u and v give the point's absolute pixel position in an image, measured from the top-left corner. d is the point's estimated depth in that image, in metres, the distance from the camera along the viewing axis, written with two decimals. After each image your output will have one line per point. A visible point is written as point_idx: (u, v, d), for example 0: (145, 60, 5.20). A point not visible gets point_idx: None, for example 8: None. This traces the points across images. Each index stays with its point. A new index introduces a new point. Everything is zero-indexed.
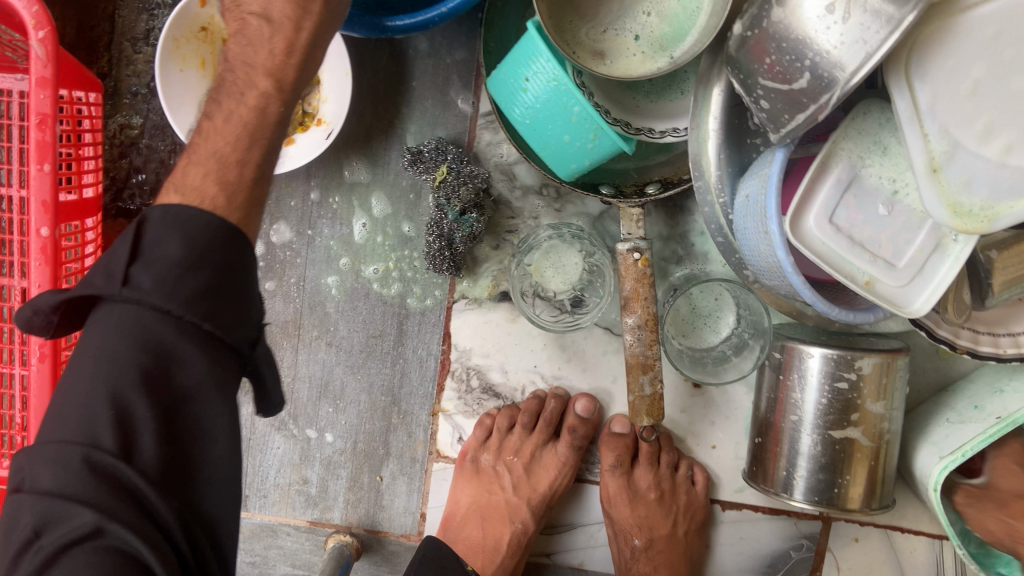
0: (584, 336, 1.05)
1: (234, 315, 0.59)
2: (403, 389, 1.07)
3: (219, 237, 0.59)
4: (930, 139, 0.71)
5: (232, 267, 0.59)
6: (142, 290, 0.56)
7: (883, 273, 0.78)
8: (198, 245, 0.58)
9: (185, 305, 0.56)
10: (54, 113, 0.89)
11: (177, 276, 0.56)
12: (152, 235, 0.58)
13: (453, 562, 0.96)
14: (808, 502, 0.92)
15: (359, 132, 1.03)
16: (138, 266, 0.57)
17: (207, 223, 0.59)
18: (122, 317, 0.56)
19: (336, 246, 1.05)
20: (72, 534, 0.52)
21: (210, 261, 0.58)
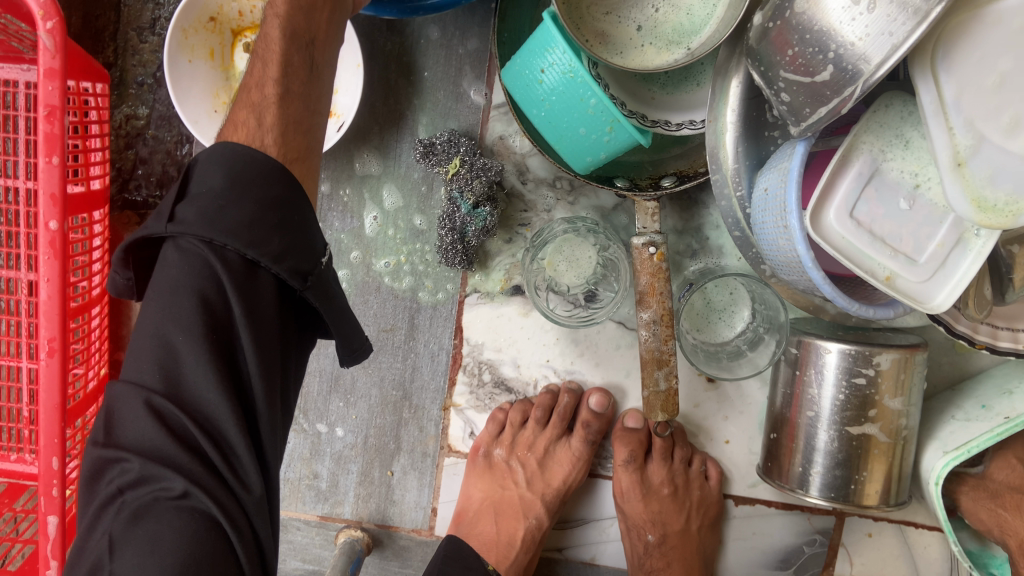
0: (598, 330, 1.04)
1: (283, 245, 0.62)
2: (414, 383, 1.07)
3: (260, 172, 0.62)
4: (954, 133, 0.69)
5: (278, 199, 0.63)
6: (186, 223, 0.60)
7: (903, 269, 0.77)
8: (238, 178, 0.62)
9: (227, 233, 0.60)
10: (63, 105, 0.88)
11: (219, 207, 0.61)
12: (198, 175, 0.63)
13: (475, 561, 0.95)
14: (824, 499, 0.92)
15: (370, 124, 1.02)
16: (183, 204, 0.62)
17: (250, 159, 0.62)
18: (178, 253, 0.62)
19: (346, 239, 1.04)
20: (160, 491, 0.61)
21: (251, 193, 0.61)
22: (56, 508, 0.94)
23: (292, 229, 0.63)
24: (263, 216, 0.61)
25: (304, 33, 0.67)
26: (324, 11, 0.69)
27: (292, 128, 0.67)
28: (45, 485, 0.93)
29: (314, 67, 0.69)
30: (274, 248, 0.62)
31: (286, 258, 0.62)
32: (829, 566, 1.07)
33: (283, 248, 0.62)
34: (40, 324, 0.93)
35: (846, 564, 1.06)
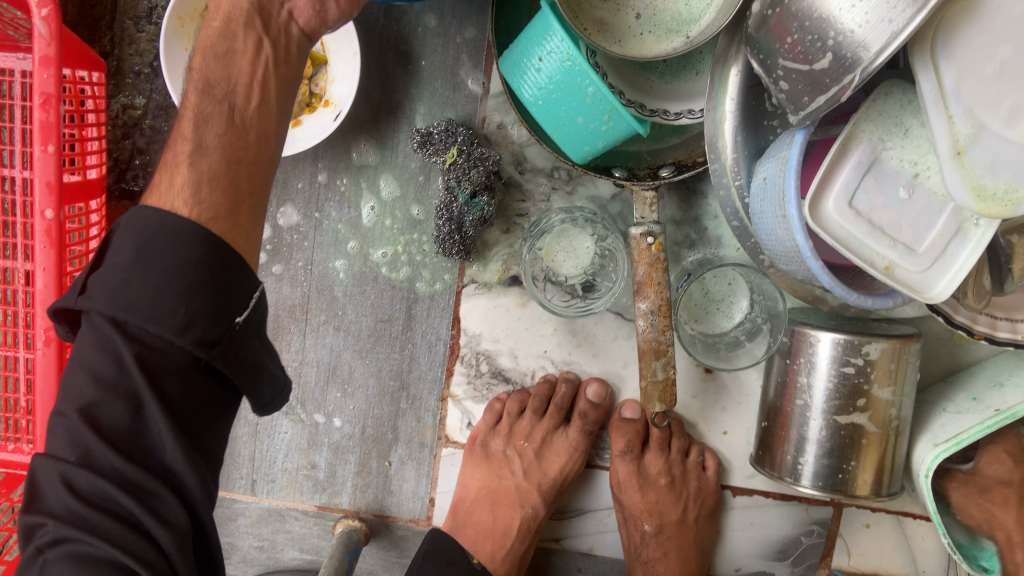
0: (595, 321, 1.04)
1: (192, 313, 0.59)
2: (412, 373, 1.06)
3: (166, 243, 0.60)
4: (954, 122, 0.69)
5: (200, 265, 0.60)
6: (92, 300, 0.59)
7: (902, 258, 0.77)
8: (153, 253, 0.60)
9: (128, 312, 0.59)
10: (59, 93, 0.88)
11: (123, 283, 0.59)
12: (111, 246, 0.61)
13: (458, 555, 0.96)
14: (815, 488, 0.91)
15: (367, 113, 1.01)
16: (94, 277, 0.61)
17: (157, 225, 0.61)
18: (90, 328, 0.61)
19: (344, 229, 1.04)
20: (78, 551, 0.59)
21: (159, 264, 0.59)
22: None
23: (211, 288, 0.60)
24: (168, 288, 0.59)
25: (220, 83, 0.68)
26: (245, 54, 0.69)
27: (203, 186, 0.64)
28: None
29: (248, 128, 0.68)
30: (192, 309, 0.59)
31: (194, 325, 0.59)
32: (826, 556, 1.07)
33: (198, 311, 0.59)
34: (37, 313, 0.93)
35: (844, 554, 1.07)
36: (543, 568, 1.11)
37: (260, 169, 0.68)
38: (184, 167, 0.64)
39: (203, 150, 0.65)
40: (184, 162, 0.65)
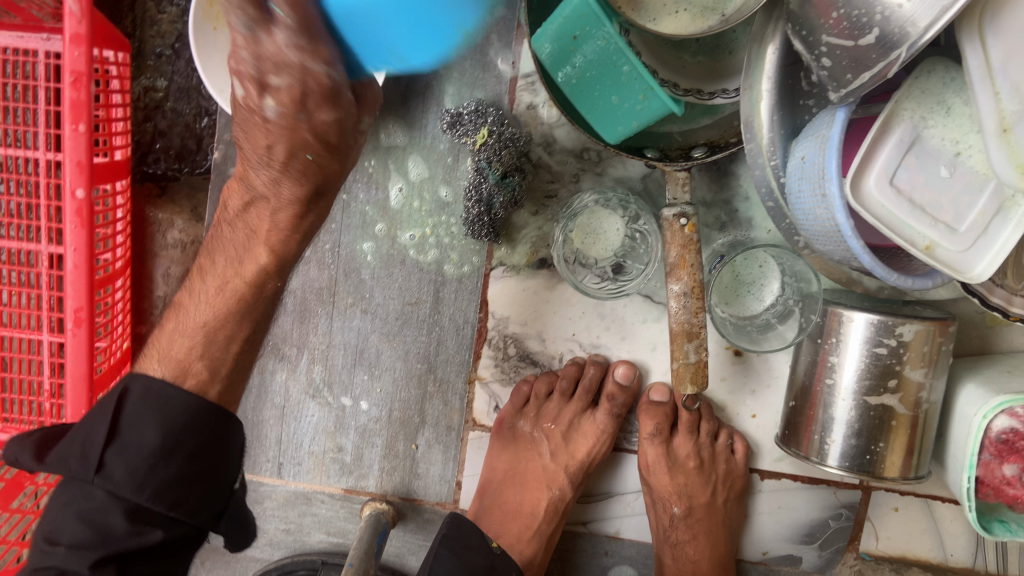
0: (624, 304, 1.03)
1: (201, 495, 0.73)
2: (439, 356, 1.06)
3: (197, 416, 0.74)
4: (1001, 98, 0.68)
5: (199, 431, 0.73)
6: (115, 478, 0.69)
7: (944, 238, 0.77)
8: (171, 424, 0.72)
9: (152, 494, 0.70)
10: (89, 72, 0.87)
11: (150, 466, 0.70)
12: (132, 423, 0.71)
13: (476, 539, 0.94)
14: (842, 468, 0.91)
15: (394, 94, 1.00)
16: (113, 450, 0.70)
17: (184, 402, 0.73)
18: (109, 497, 0.69)
19: (371, 211, 1.03)
20: None
21: (183, 449, 0.71)
22: None
23: (223, 457, 0.75)
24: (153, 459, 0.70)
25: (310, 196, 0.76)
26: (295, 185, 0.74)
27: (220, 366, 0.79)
28: None
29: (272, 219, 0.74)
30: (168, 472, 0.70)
31: (202, 509, 0.73)
32: (854, 540, 1.07)
33: (195, 492, 0.72)
34: (67, 294, 0.92)
35: (872, 538, 1.06)
36: (569, 551, 1.11)
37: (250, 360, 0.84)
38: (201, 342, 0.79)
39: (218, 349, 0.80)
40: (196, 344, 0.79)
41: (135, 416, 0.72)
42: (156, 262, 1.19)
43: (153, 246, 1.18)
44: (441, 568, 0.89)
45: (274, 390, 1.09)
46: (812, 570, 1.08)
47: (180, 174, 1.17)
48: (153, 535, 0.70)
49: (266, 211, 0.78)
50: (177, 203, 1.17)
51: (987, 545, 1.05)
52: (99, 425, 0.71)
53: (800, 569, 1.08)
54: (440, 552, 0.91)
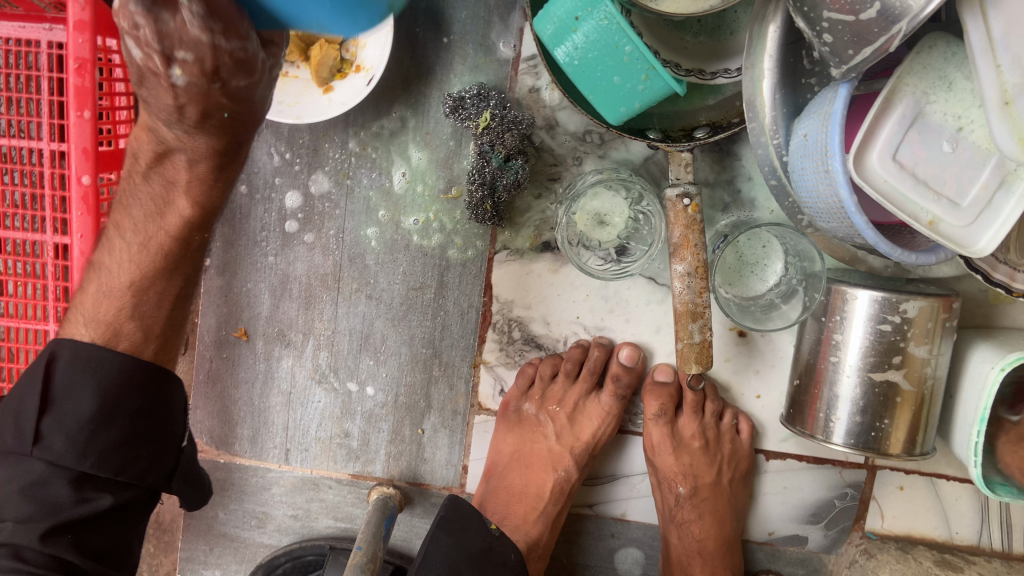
0: (628, 286, 1.03)
1: (147, 461, 0.76)
2: (444, 341, 1.07)
3: (127, 381, 0.75)
4: (1002, 71, 0.69)
5: (137, 383, 0.76)
6: (53, 448, 0.71)
7: (947, 213, 0.78)
8: (105, 388, 0.74)
9: (97, 458, 0.73)
10: (93, 59, 0.87)
11: (92, 431, 0.72)
12: (66, 391, 0.73)
13: (475, 522, 0.94)
14: (847, 446, 0.92)
15: (397, 80, 1.00)
16: (47, 419, 0.72)
17: (113, 366, 0.74)
18: (48, 467, 0.71)
19: (375, 197, 1.03)
20: None
21: (123, 412, 0.74)
22: None
23: (159, 419, 0.77)
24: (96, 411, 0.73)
25: None
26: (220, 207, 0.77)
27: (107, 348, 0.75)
28: None
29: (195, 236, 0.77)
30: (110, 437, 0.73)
31: (147, 469, 0.76)
32: (859, 519, 1.07)
33: (140, 453, 0.75)
34: (74, 281, 0.93)
35: (877, 517, 1.07)
36: (575, 534, 1.11)
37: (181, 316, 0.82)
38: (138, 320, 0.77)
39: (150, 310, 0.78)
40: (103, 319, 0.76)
41: (75, 382, 0.73)
42: None
43: None
44: (437, 551, 0.90)
45: (280, 376, 1.10)
46: (817, 550, 1.09)
47: None
48: (101, 500, 0.73)
49: (182, 162, 0.70)
50: None
51: (992, 522, 1.05)
52: (30, 396, 0.73)
53: (806, 549, 1.09)
54: (437, 533, 0.92)
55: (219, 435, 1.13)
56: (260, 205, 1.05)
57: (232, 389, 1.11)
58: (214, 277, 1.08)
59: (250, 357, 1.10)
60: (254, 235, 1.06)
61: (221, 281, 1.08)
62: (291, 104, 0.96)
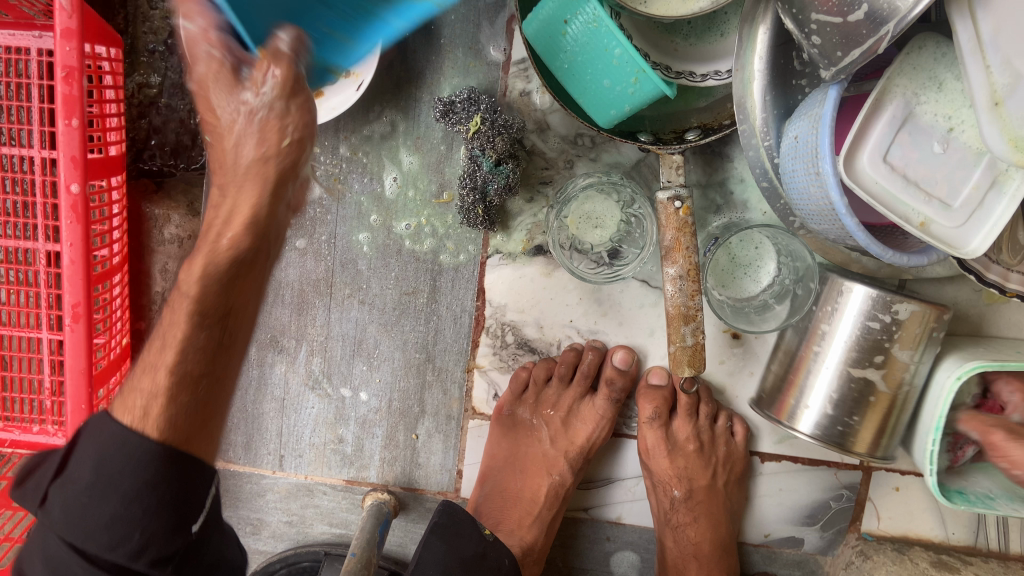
0: (621, 289, 1.03)
1: (147, 533, 0.62)
2: (438, 346, 1.06)
3: (137, 454, 0.62)
4: (992, 72, 0.69)
5: (166, 487, 0.63)
6: (53, 517, 0.62)
7: (938, 214, 0.77)
8: (108, 461, 0.62)
9: (89, 533, 0.61)
10: (81, 66, 0.87)
11: (85, 503, 0.61)
12: (79, 460, 0.63)
13: (469, 528, 0.93)
14: (811, 436, 0.93)
15: (387, 84, 1.00)
16: (58, 485, 0.63)
17: (125, 442, 0.62)
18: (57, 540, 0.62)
19: (366, 202, 1.03)
20: None
21: (104, 489, 0.61)
22: None
23: (168, 498, 0.63)
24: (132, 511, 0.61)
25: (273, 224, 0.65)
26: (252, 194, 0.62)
27: (181, 416, 0.64)
28: None
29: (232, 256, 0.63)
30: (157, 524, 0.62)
31: (150, 547, 0.62)
32: (855, 520, 1.07)
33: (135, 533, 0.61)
34: (65, 289, 0.92)
35: (873, 518, 1.07)
36: (570, 538, 1.11)
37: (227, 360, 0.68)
38: (161, 398, 0.64)
39: (191, 367, 0.65)
40: (163, 392, 0.64)
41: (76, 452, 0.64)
42: (154, 258, 1.18)
43: (150, 242, 1.18)
44: (430, 559, 0.89)
45: (273, 382, 1.09)
46: (813, 552, 1.08)
47: (176, 169, 1.16)
48: None
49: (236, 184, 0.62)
50: (174, 199, 1.17)
51: (987, 522, 1.05)
52: (55, 462, 0.65)
53: (802, 550, 1.09)
54: (430, 540, 0.91)
55: None
56: None
57: None
58: None
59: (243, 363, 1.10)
60: None
61: None
62: None
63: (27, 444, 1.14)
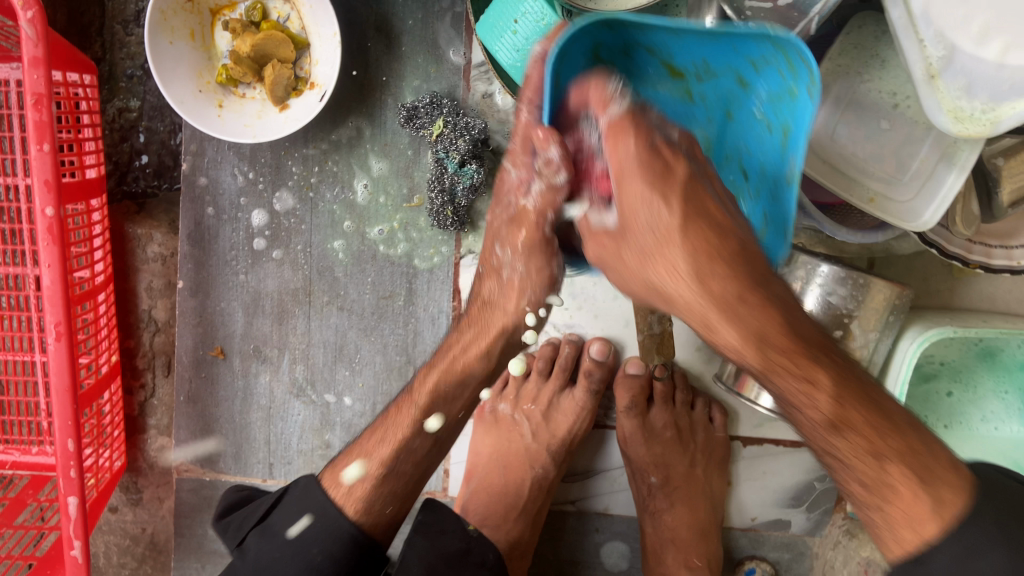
0: (594, 282, 1.05)
1: None
2: (417, 347, 1.07)
3: (338, 540, 0.79)
4: (926, 45, 0.70)
5: (348, 559, 0.79)
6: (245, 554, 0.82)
7: (886, 189, 0.80)
8: (298, 536, 0.80)
9: None
10: (49, 93, 0.89)
11: (272, 558, 0.80)
12: (280, 507, 0.84)
13: (453, 525, 0.94)
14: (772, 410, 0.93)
15: (352, 93, 1.02)
16: (256, 529, 0.84)
17: (320, 525, 0.79)
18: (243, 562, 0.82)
19: (339, 209, 1.05)
20: None
21: (305, 556, 0.78)
22: (75, 489, 0.98)
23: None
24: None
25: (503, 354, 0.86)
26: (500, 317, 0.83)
27: (378, 501, 0.81)
28: (64, 467, 0.97)
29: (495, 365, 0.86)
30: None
31: None
32: (840, 501, 1.08)
33: None
34: (46, 310, 0.94)
35: None
36: (560, 531, 1.12)
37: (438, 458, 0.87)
38: (368, 481, 0.81)
39: (400, 466, 0.82)
40: (371, 477, 0.81)
41: (286, 511, 0.82)
42: (139, 276, 1.20)
43: (134, 261, 1.20)
44: (415, 552, 0.88)
45: (259, 392, 1.11)
46: (800, 533, 1.09)
47: (160, 190, 1.20)
48: None
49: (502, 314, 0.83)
50: (155, 217, 1.20)
51: None
52: (258, 509, 0.87)
53: (789, 533, 1.09)
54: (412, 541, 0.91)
55: (203, 453, 1.14)
56: (227, 225, 1.06)
57: (213, 407, 1.12)
58: (186, 299, 1.09)
59: (227, 375, 1.11)
60: (223, 256, 1.07)
61: (194, 302, 1.09)
62: (250, 124, 0.99)
63: (25, 464, 1.16)
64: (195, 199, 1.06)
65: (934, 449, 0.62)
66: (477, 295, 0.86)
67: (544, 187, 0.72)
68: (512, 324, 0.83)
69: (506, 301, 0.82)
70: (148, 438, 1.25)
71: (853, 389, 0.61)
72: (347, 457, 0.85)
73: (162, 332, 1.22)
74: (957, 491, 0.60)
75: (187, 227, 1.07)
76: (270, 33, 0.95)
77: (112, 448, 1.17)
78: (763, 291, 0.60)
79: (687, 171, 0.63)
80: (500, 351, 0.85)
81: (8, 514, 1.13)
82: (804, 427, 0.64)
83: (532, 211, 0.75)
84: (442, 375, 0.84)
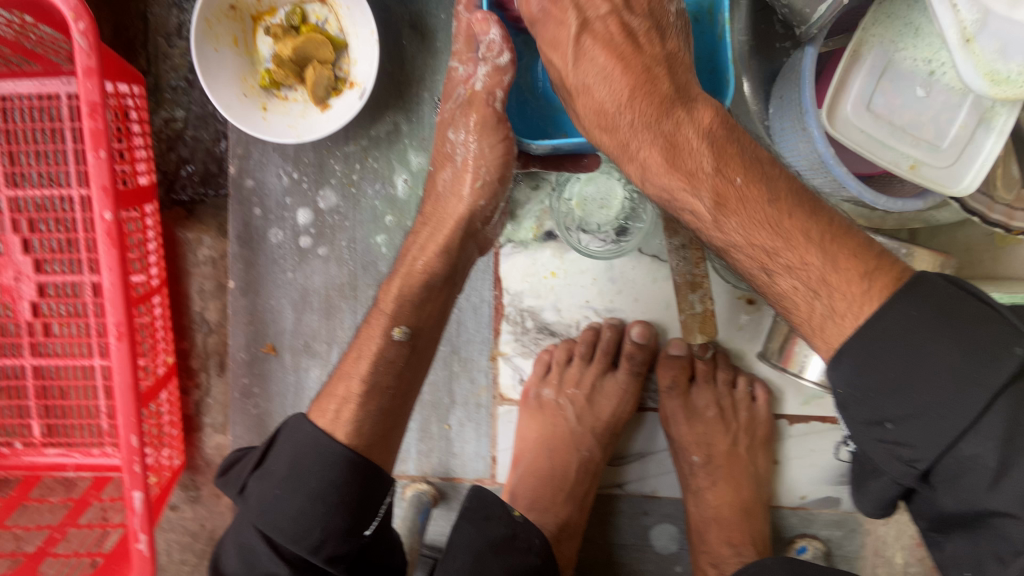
0: (633, 266, 1.06)
1: (346, 521, 0.77)
2: (462, 337, 1.10)
3: (340, 466, 0.78)
4: (959, 10, 0.70)
5: (351, 485, 0.78)
6: (245, 500, 0.80)
7: (926, 156, 0.80)
8: (297, 468, 0.78)
9: (315, 521, 0.76)
10: (103, 102, 0.92)
11: (277, 495, 0.77)
12: (273, 450, 0.81)
13: (498, 510, 0.93)
14: (816, 383, 0.94)
15: (389, 90, 1.05)
16: (253, 473, 0.81)
17: (318, 456, 0.78)
18: (244, 502, 0.80)
19: (381, 205, 1.08)
20: None
21: (309, 487, 0.77)
22: (139, 484, 1.02)
23: (363, 503, 0.79)
24: (317, 506, 0.76)
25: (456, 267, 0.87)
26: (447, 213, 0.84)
27: (367, 421, 0.82)
28: (128, 463, 1.01)
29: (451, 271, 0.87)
30: (337, 524, 0.77)
31: (328, 542, 0.77)
32: None
33: (336, 531, 0.77)
34: (106, 312, 0.98)
35: None
36: (609, 514, 1.13)
37: (411, 378, 0.87)
38: (353, 403, 0.82)
39: (382, 378, 0.84)
40: (355, 398, 0.82)
41: (279, 449, 0.81)
42: (191, 280, 1.24)
43: (185, 265, 1.24)
44: (459, 543, 0.90)
45: (308, 386, 1.14)
46: (851, 510, 1.09)
47: (206, 197, 1.24)
48: (312, 556, 0.77)
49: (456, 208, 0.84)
50: (204, 222, 1.24)
51: None
52: (247, 458, 0.84)
53: (840, 510, 1.09)
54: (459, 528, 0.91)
55: None
56: (274, 225, 1.10)
57: (265, 402, 1.15)
58: (237, 298, 1.12)
59: (280, 370, 1.14)
60: (271, 255, 1.11)
61: (244, 301, 1.12)
62: (294, 126, 1.02)
63: (88, 465, 1.21)
64: (242, 201, 1.09)
65: (842, 259, 0.64)
66: (433, 193, 0.87)
67: (491, 69, 0.78)
68: (469, 210, 0.84)
69: (460, 189, 0.84)
70: (203, 436, 1.29)
71: (737, 214, 0.69)
72: (342, 385, 0.84)
73: (214, 333, 1.26)
74: (852, 301, 0.63)
75: (236, 228, 1.10)
76: (310, 35, 0.98)
77: (170, 446, 1.21)
78: (643, 127, 0.71)
79: (615, 32, 0.72)
80: (458, 246, 0.85)
81: (72, 513, 1.18)
82: (723, 249, 0.72)
83: (482, 91, 0.79)
84: (406, 279, 0.85)
